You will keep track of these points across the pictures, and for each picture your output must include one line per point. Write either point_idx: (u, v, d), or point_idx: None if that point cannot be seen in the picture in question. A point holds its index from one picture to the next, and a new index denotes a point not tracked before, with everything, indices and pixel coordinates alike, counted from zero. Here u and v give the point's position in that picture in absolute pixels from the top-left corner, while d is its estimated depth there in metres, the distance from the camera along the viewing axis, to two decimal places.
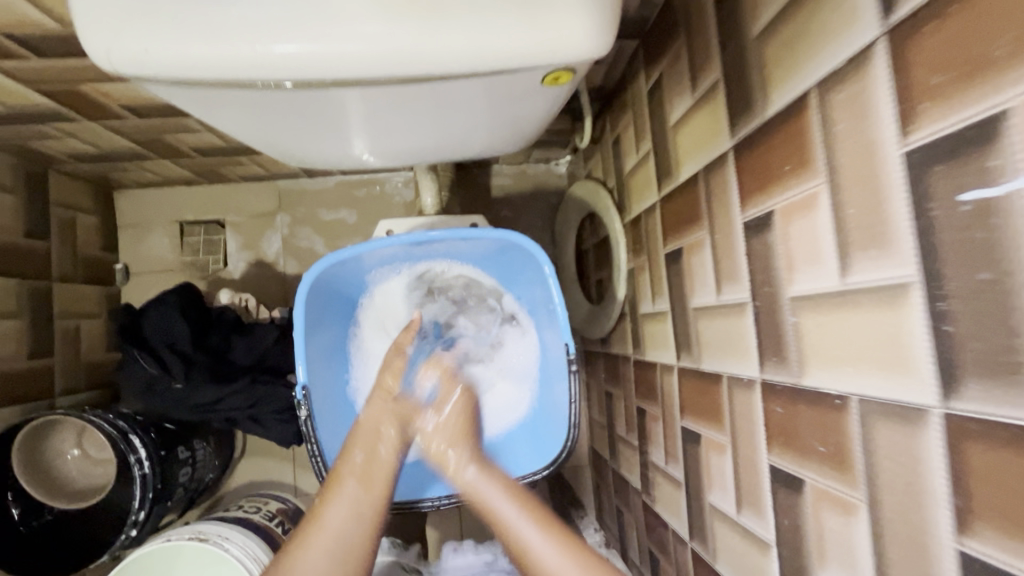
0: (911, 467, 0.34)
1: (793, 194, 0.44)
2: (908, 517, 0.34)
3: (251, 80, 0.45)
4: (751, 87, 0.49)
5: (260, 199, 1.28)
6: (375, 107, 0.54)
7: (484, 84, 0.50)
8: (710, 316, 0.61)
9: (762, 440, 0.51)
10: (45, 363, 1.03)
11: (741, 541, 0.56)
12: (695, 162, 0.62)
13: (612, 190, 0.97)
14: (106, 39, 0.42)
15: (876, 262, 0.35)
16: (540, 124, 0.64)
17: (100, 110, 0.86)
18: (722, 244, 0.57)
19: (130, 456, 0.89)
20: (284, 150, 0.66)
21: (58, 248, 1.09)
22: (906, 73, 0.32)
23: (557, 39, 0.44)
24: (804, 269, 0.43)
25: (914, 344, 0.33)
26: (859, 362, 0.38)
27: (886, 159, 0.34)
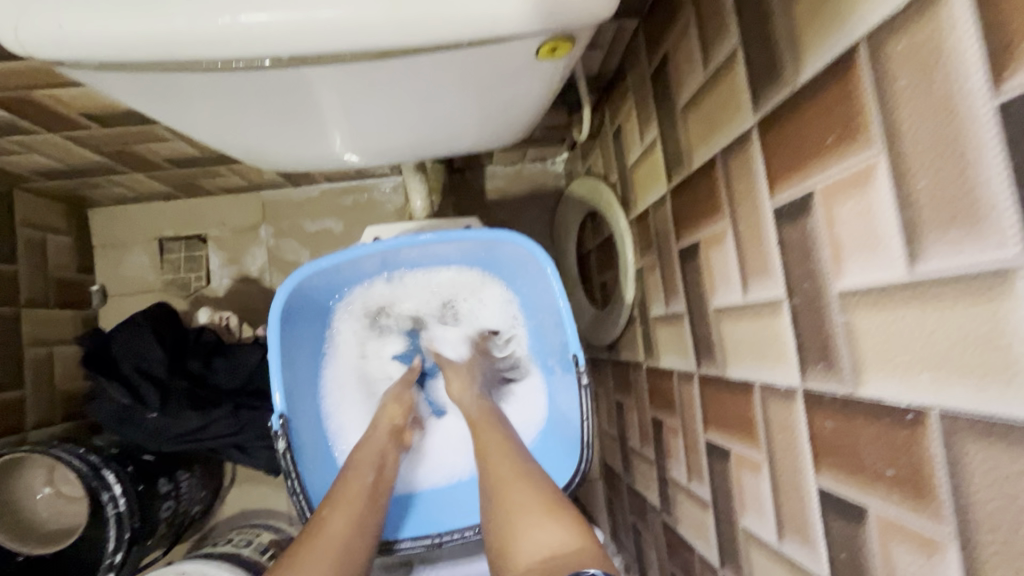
0: (1023, 500, 0.27)
1: (838, 171, 0.37)
2: (1022, 563, 0.27)
3: (196, 63, 0.38)
4: (778, 52, 0.43)
5: (242, 211, 1.22)
6: (346, 94, 0.47)
7: (472, 59, 0.43)
8: (735, 318, 0.54)
9: (807, 459, 0.44)
10: (14, 395, 0.96)
11: (786, 574, 0.48)
12: (709, 146, 0.56)
13: (615, 185, 0.91)
14: (19, 18, 0.35)
15: (960, 245, 0.29)
16: (536, 111, 0.58)
17: (60, 120, 0.79)
18: (747, 235, 0.50)
19: (103, 494, 0.82)
20: (252, 151, 0.59)
21: (26, 271, 1.02)
22: (997, 4, 0.26)
23: (552, 1, 0.38)
24: (857, 258, 0.37)
25: (1022, 346, 0.26)
26: (938, 369, 0.31)
27: (970, 115, 0.27)
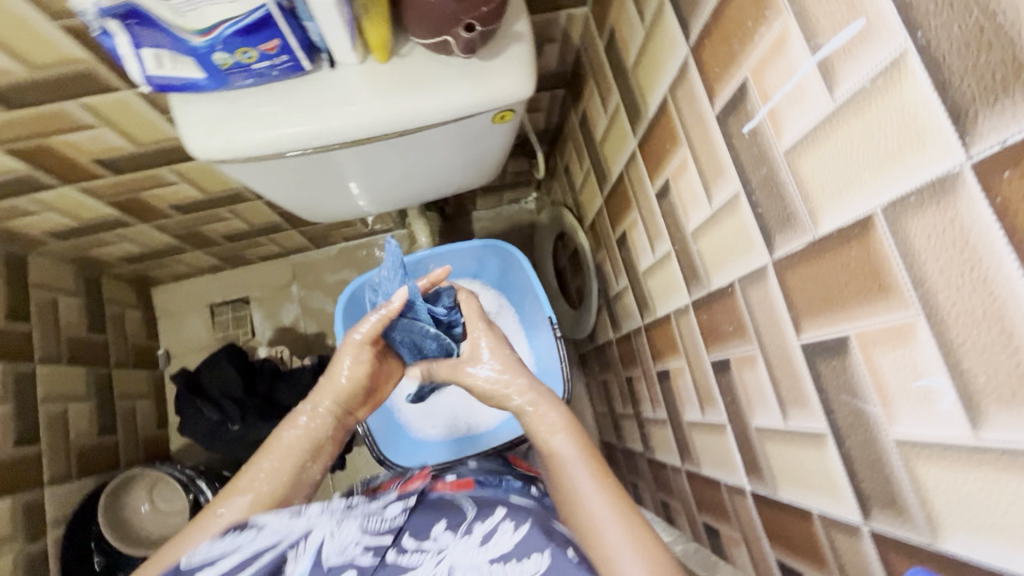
0: (770, 308, 0.51)
1: (676, 162, 0.64)
2: (779, 342, 0.51)
3: (286, 152, 0.64)
4: (638, 100, 0.71)
5: (275, 274, 1.44)
6: (372, 160, 0.74)
7: (452, 128, 0.70)
8: (655, 271, 0.79)
9: (703, 346, 0.68)
10: (111, 439, 1.17)
11: (711, 436, 0.70)
12: (619, 164, 0.84)
13: (572, 207, 1.18)
14: (200, 138, 0.62)
15: (722, 186, 0.55)
16: (500, 157, 0.85)
17: (151, 213, 1.06)
18: (648, 215, 0.76)
19: (200, 497, 1.04)
20: (309, 207, 0.86)
21: (114, 340, 1.24)
22: (704, 70, 0.53)
23: (499, 89, 0.64)
24: (694, 208, 0.62)
25: (751, 227, 0.51)
26: (733, 256, 0.56)
27: (709, 120, 0.54)
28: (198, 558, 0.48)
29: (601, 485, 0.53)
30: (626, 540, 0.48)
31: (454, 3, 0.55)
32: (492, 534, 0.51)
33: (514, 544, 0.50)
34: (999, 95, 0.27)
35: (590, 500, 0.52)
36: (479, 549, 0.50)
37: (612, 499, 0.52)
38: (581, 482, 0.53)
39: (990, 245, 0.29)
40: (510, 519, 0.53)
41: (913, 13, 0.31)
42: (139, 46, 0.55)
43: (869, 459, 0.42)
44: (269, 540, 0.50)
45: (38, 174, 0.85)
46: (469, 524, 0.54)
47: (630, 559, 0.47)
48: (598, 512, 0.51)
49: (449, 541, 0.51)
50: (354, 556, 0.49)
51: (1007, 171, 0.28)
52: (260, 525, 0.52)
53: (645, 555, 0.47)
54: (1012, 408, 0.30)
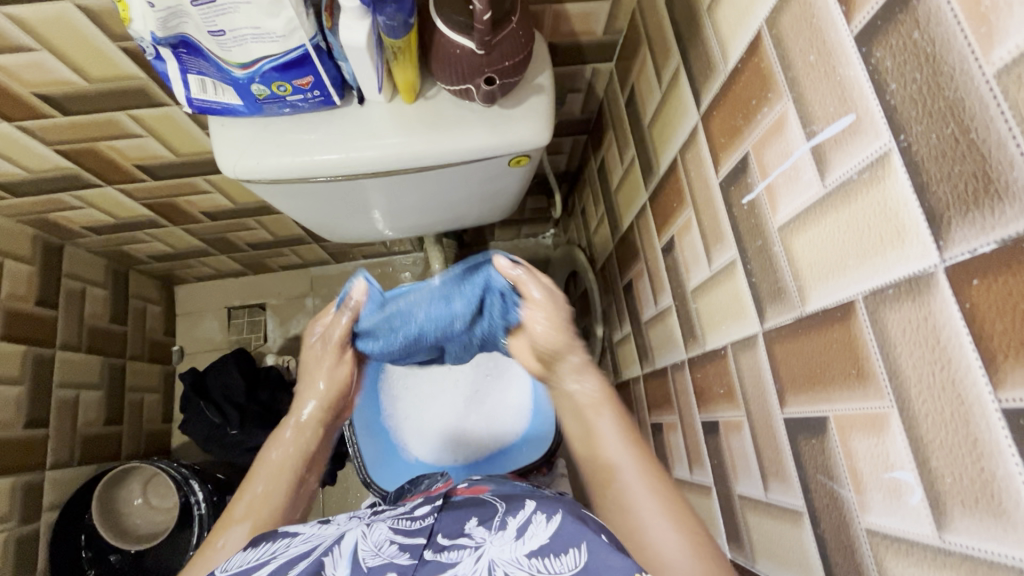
0: (759, 377, 0.51)
1: (681, 221, 0.65)
2: (764, 412, 0.51)
3: (311, 177, 0.67)
4: (652, 156, 0.73)
5: (293, 284, 1.47)
6: (392, 191, 0.77)
7: (470, 168, 0.73)
8: (656, 322, 0.79)
9: (695, 405, 0.67)
10: (116, 429, 1.20)
11: (698, 497, 0.68)
12: (631, 215, 0.85)
13: (585, 248, 1.19)
14: (232, 158, 0.65)
15: (721, 251, 0.56)
16: (515, 196, 0.88)
17: (183, 218, 1.11)
18: (653, 267, 0.77)
19: (191, 497, 1.06)
20: (327, 227, 0.89)
21: (133, 332, 1.28)
22: (711, 140, 0.55)
23: (517, 136, 0.67)
24: (694, 268, 0.63)
25: (745, 296, 0.52)
26: (727, 321, 0.56)
27: (712, 186, 0.56)
28: (233, 564, 0.42)
29: (644, 471, 0.52)
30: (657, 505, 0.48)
31: (478, 56, 0.59)
32: (526, 527, 0.43)
33: (549, 538, 0.42)
34: (970, 207, 0.28)
35: (627, 478, 0.51)
36: (515, 543, 0.42)
37: (651, 480, 0.51)
38: (620, 465, 0.53)
39: (959, 346, 0.30)
40: (543, 510, 0.45)
41: (898, 117, 0.32)
42: (186, 72, 0.60)
43: (841, 544, 0.41)
44: (305, 547, 0.44)
45: (83, 173, 0.91)
46: (501, 517, 0.46)
47: (660, 524, 0.47)
48: (633, 485, 0.51)
49: (482, 537, 0.43)
50: (391, 557, 0.41)
51: (976, 280, 0.28)
52: (292, 534, 0.47)
53: (677, 520, 0.47)
54: (975, 514, 0.30)
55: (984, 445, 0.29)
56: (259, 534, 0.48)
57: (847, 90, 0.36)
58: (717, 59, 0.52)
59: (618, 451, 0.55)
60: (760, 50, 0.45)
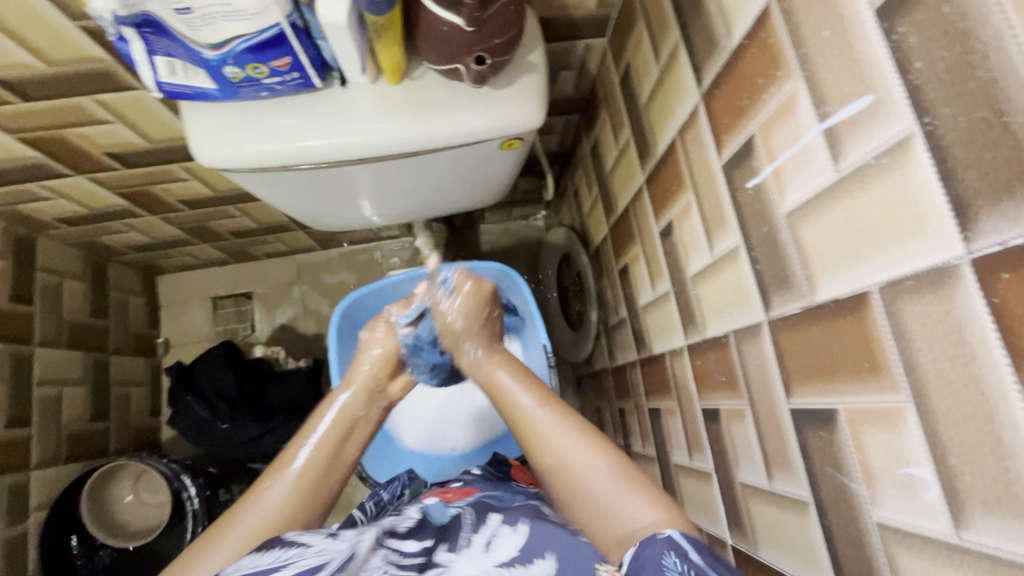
0: (763, 366, 0.50)
1: (681, 205, 0.63)
2: (768, 401, 0.50)
3: (294, 165, 0.64)
4: (649, 136, 0.70)
5: (279, 272, 1.43)
6: (378, 177, 0.73)
7: (460, 152, 0.69)
8: (654, 308, 0.77)
9: (695, 392, 0.66)
10: (102, 426, 1.17)
11: (697, 482, 0.68)
12: (626, 198, 0.83)
13: (579, 230, 1.17)
14: (209, 147, 0.62)
15: (722, 237, 0.54)
16: (507, 180, 0.85)
17: (161, 207, 1.06)
18: (651, 252, 0.76)
19: (183, 492, 1.05)
20: (312, 215, 0.86)
21: (115, 326, 1.24)
22: (713, 121, 0.53)
23: (510, 118, 0.64)
24: (694, 254, 0.62)
25: (749, 284, 0.50)
26: (729, 309, 0.55)
27: (714, 169, 0.54)
28: (247, 566, 0.42)
29: (592, 450, 0.50)
30: (580, 443, 0.51)
31: (467, 34, 0.55)
32: (494, 540, 0.46)
33: (519, 550, 0.44)
34: (1002, 196, 0.27)
35: (536, 417, 0.54)
36: (484, 556, 0.44)
37: (611, 465, 0.49)
38: (524, 405, 0.55)
39: (985, 343, 0.28)
40: (507, 522, 0.48)
41: (922, 99, 0.30)
42: (153, 53, 0.55)
43: (850, 535, 0.40)
44: (318, 559, 0.42)
45: (51, 162, 0.86)
46: (467, 535, 0.48)
47: (585, 458, 0.50)
48: (589, 474, 0.49)
49: (450, 558, 0.44)
50: None
51: (1007, 274, 0.27)
52: (304, 542, 0.45)
53: (601, 452, 0.50)
54: (997, 514, 0.29)
55: (1009, 445, 0.28)
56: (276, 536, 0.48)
57: (866, 69, 0.33)
58: (720, 35, 0.50)
59: (516, 391, 0.57)
60: (768, 25, 0.43)
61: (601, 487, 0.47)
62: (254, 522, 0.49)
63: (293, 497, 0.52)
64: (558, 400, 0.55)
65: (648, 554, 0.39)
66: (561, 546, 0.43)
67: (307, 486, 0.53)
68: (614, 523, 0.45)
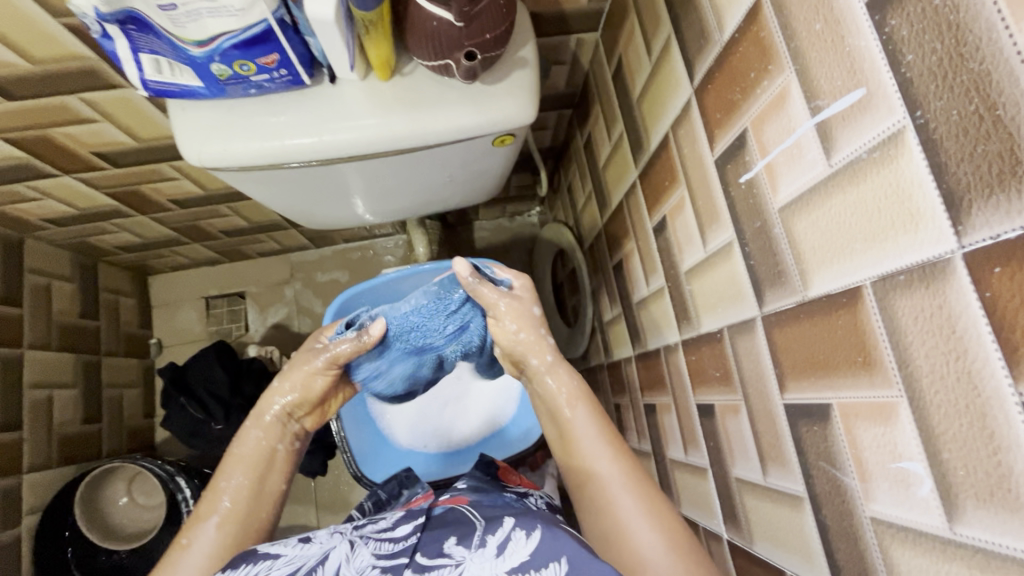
0: (757, 361, 0.50)
1: (674, 200, 0.63)
2: (763, 396, 0.50)
3: (283, 163, 0.63)
4: (642, 132, 0.70)
5: (272, 271, 1.42)
6: (370, 175, 0.73)
7: (452, 148, 0.69)
8: (648, 303, 0.77)
9: (690, 387, 0.66)
10: (95, 428, 1.16)
11: (692, 477, 0.68)
12: (619, 193, 0.83)
13: (573, 226, 1.17)
14: (196, 147, 0.61)
15: (715, 232, 0.54)
16: (500, 177, 0.84)
17: (151, 207, 1.05)
18: (644, 248, 0.75)
19: (178, 493, 1.04)
20: (304, 214, 0.85)
21: (106, 327, 1.23)
22: (706, 115, 0.52)
23: (501, 115, 0.64)
24: (687, 249, 0.61)
25: (742, 280, 0.50)
26: (723, 305, 0.55)
27: (707, 164, 0.53)
28: None
29: (649, 509, 0.49)
30: (640, 507, 0.50)
31: (457, 29, 0.55)
32: (506, 544, 0.45)
33: (530, 556, 0.43)
34: (994, 189, 0.26)
35: (603, 472, 0.53)
36: (495, 561, 0.43)
37: (662, 532, 0.48)
38: (596, 461, 0.54)
39: (976, 337, 0.28)
40: (522, 526, 0.46)
41: (914, 92, 0.30)
42: (138, 51, 0.55)
43: (844, 529, 0.40)
44: (287, 569, 0.45)
45: (37, 162, 0.85)
46: (481, 535, 0.47)
47: (643, 526, 0.48)
48: (640, 534, 0.48)
49: (461, 555, 0.44)
50: None
51: (998, 268, 0.27)
52: (274, 555, 0.48)
53: (655, 519, 0.49)
54: (989, 508, 0.29)
55: (1001, 439, 0.28)
56: (241, 552, 0.51)
57: (857, 62, 0.33)
58: (712, 29, 0.49)
59: (594, 450, 0.55)
60: (759, 19, 0.42)
61: (648, 551, 0.46)
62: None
63: (215, 544, 0.53)
64: (632, 457, 0.55)
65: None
66: (574, 552, 0.42)
67: (234, 529, 0.54)
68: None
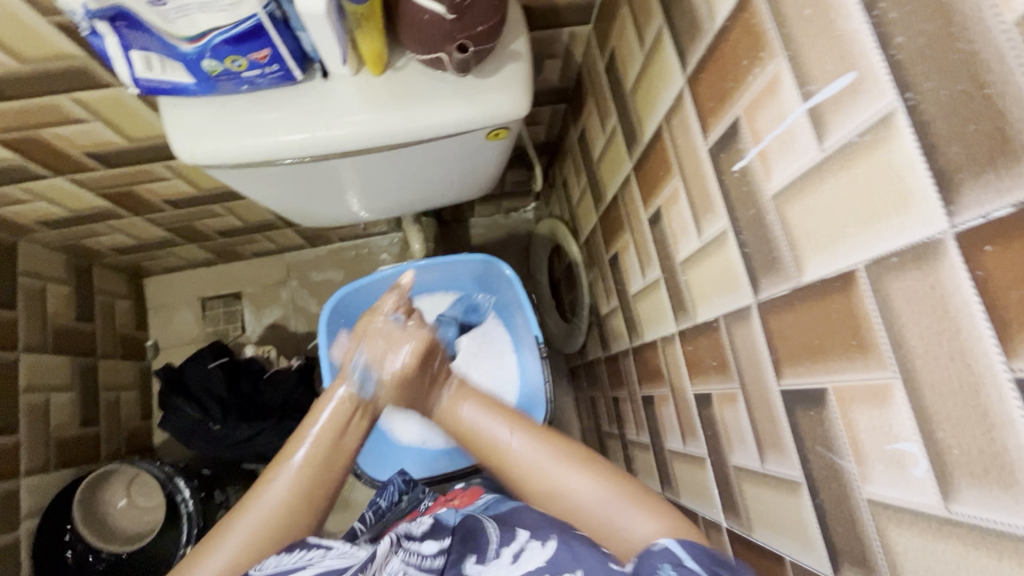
0: (753, 349, 0.50)
1: (668, 191, 0.63)
2: (759, 383, 0.50)
3: (278, 160, 0.63)
4: (635, 123, 0.70)
5: (268, 271, 1.42)
6: (365, 170, 0.72)
7: (446, 143, 0.69)
8: (644, 295, 0.78)
9: (687, 377, 0.66)
10: (92, 431, 1.16)
11: (691, 467, 0.68)
12: (614, 186, 0.83)
13: (568, 221, 1.16)
14: (189, 144, 0.61)
15: (710, 221, 0.54)
16: (495, 171, 0.84)
17: (145, 207, 1.05)
18: (640, 240, 0.76)
19: (177, 495, 1.04)
20: (298, 212, 0.85)
21: (101, 330, 1.23)
22: (699, 105, 0.52)
23: (495, 108, 0.64)
24: (682, 239, 0.62)
25: (737, 268, 0.50)
26: (718, 294, 0.55)
27: (701, 153, 0.53)
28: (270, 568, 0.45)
29: (582, 464, 0.51)
30: (561, 465, 0.52)
31: (449, 22, 0.55)
32: (521, 553, 0.46)
33: (546, 563, 0.44)
34: (985, 168, 0.27)
35: (517, 451, 0.54)
36: (511, 568, 0.44)
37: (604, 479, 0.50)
38: (500, 436, 0.55)
39: (969, 316, 0.29)
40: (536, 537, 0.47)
41: (904, 73, 0.30)
42: (128, 48, 0.54)
43: (841, 514, 0.41)
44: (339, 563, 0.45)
45: (28, 164, 0.84)
46: (497, 545, 0.48)
47: (573, 479, 0.51)
48: (587, 494, 0.50)
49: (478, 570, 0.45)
50: None
51: (990, 246, 0.27)
52: (325, 546, 0.48)
53: (591, 472, 0.51)
54: (983, 485, 0.29)
55: (994, 416, 0.28)
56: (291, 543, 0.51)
57: (848, 46, 0.33)
58: (703, 18, 0.49)
59: (495, 427, 0.56)
60: (750, 6, 0.42)
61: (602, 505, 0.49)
62: (246, 532, 0.52)
63: (297, 483, 0.55)
64: (530, 421, 0.56)
65: (647, 565, 0.41)
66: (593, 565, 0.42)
67: (314, 475, 0.56)
68: (613, 539, 0.48)
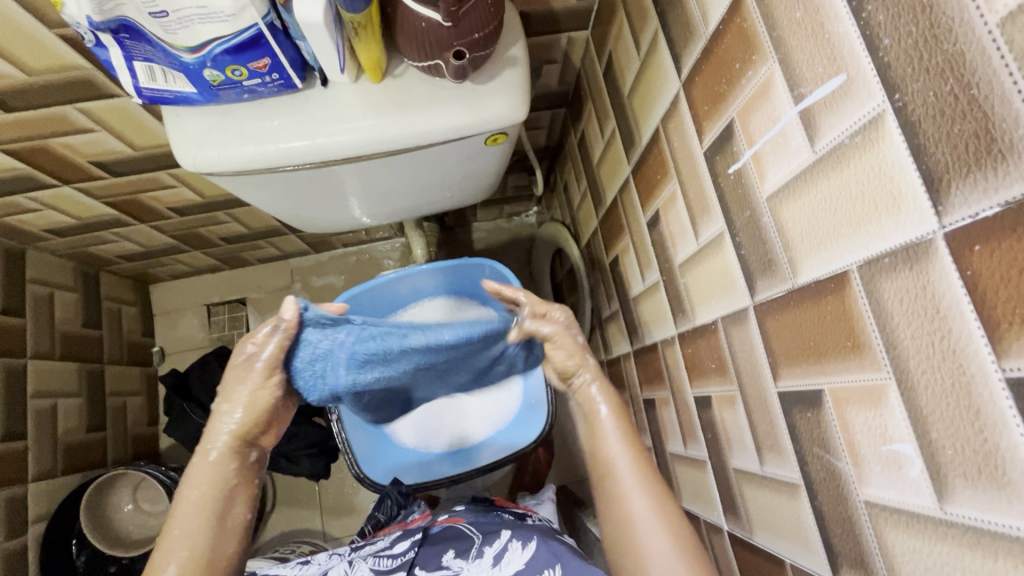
0: (751, 351, 0.50)
1: (666, 193, 0.63)
2: (757, 384, 0.50)
3: (278, 167, 0.64)
4: (633, 127, 0.70)
5: (273, 277, 1.43)
6: (366, 176, 0.73)
7: (444, 149, 0.69)
8: (645, 299, 0.77)
9: (686, 380, 0.67)
10: (100, 436, 1.17)
11: (693, 470, 0.68)
12: (613, 190, 0.83)
13: (569, 224, 1.17)
14: (192, 153, 0.62)
15: (707, 224, 0.54)
16: (494, 176, 0.84)
17: (150, 215, 1.06)
18: (639, 244, 0.76)
19: None
20: (299, 217, 0.86)
21: (108, 336, 1.24)
22: (694, 109, 0.53)
23: (492, 113, 0.64)
24: (680, 243, 0.62)
25: (734, 271, 0.50)
26: (716, 297, 0.55)
27: (697, 156, 0.54)
28: None
29: (662, 517, 0.54)
30: (651, 505, 0.54)
31: (445, 29, 0.55)
32: (503, 554, 0.49)
33: (525, 564, 0.47)
34: (972, 168, 0.27)
35: (620, 467, 0.57)
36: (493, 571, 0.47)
37: (676, 540, 0.53)
38: (616, 449, 0.58)
39: (959, 316, 0.29)
40: (518, 536, 0.51)
41: (892, 75, 0.30)
42: (132, 59, 0.55)
43: (840, 515, 0.41)
44: None
45: (36, 173, 0.85)
46: (478, 546, 0.51)
47: (653, 525, 0.53)
48: (655, 546, 0.52)
49: (460, 565, 0.48)
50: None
51: (978, 246, 0.27)
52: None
53: (667, 526, 0.53)
54: (977, 486, 0.29)
55: (986, 416, 0.28)
56: None
57: (837, 48, 0.34)
58: (698, 22, 0.50)
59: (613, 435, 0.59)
60: (743, 10, 0.43)
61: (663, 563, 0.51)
62: None
63: None
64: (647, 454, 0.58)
65: None
66: None
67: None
68: None
